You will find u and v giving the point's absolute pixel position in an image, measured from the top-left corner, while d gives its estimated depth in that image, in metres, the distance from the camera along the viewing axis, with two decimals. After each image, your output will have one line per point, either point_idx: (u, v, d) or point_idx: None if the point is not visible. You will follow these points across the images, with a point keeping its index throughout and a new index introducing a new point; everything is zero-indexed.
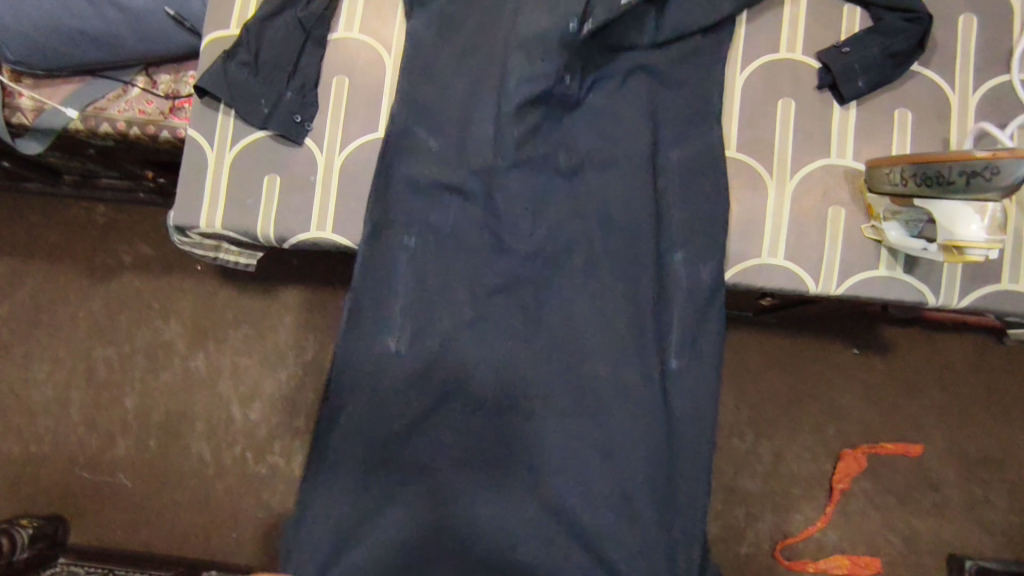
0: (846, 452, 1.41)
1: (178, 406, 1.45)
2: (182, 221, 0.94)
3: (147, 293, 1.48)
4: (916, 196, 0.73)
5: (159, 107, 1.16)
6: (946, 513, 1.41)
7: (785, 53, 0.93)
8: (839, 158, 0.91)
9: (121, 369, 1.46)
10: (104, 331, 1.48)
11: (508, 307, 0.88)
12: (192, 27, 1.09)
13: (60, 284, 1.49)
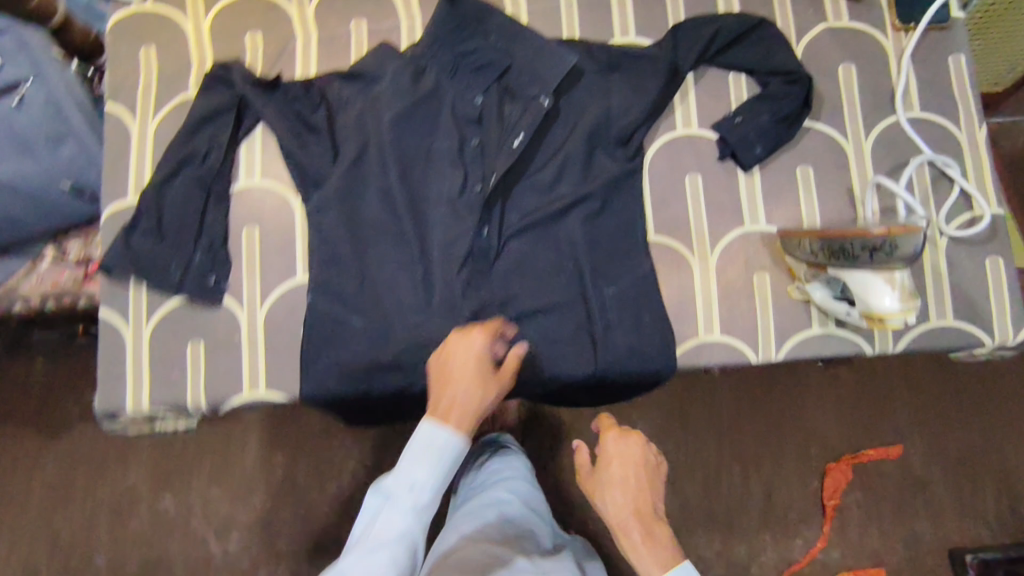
0: (832, 465, 1.35)
1: (150, 556, 1.27)
2: (107, 407, 0.90)
3: (104, 444, 1.30)
4: (829, 269, 0.75)
5: (73, 276, 1.12)
6: (940, 511, 1.34)
7: (682, 129, 0.95)
8: (752, 224, 0.92)
9: (85, 528, 1.28)
10: (59, 493, 1.29)
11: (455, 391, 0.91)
12: (93, 195, 1.03)
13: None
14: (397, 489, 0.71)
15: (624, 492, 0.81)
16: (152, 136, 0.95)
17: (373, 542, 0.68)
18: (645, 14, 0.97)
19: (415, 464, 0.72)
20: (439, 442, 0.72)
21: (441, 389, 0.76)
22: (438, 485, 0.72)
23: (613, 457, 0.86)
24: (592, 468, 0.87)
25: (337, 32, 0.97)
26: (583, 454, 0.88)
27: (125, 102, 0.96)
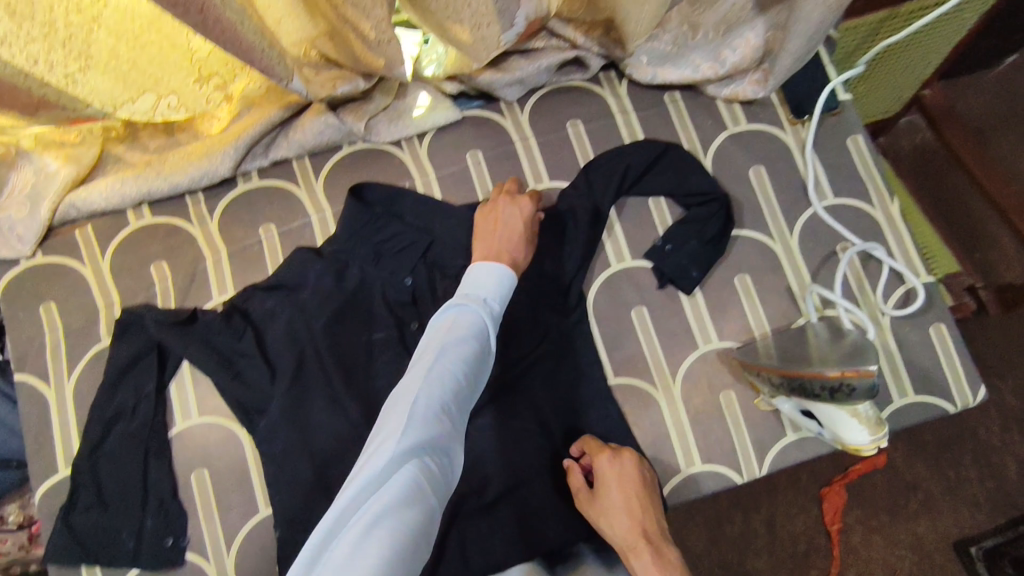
0: (826, 490, 1.25)
1: None
2: None
3: None
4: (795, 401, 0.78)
5: (17, 542, 1.02)
6: (935, 506, 1.25)
7: (616, 265, 0.95)
8: (706, 344, 0.92)
9: None
10: None
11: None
12: (19, 464, 0.96)
13: None
14: (470, 300, 0.75)
15: (629, 533, 0.76)
16: (72, 398, 0.89)
17: (446, 344, 0.69)
18: (551, 158, 0.98)
19: (481, 287, 0.78)
20: (495, 271, 0.79)
21: (493, 229, 0.86)
22: (497, 311, 0.77)
23: (603, 472, 0.80)
24: (590, 494, 0.81)
25: (247, 242, 0.95)
26: (576, 473, 0.83)
27: (36, 367, 0.90)
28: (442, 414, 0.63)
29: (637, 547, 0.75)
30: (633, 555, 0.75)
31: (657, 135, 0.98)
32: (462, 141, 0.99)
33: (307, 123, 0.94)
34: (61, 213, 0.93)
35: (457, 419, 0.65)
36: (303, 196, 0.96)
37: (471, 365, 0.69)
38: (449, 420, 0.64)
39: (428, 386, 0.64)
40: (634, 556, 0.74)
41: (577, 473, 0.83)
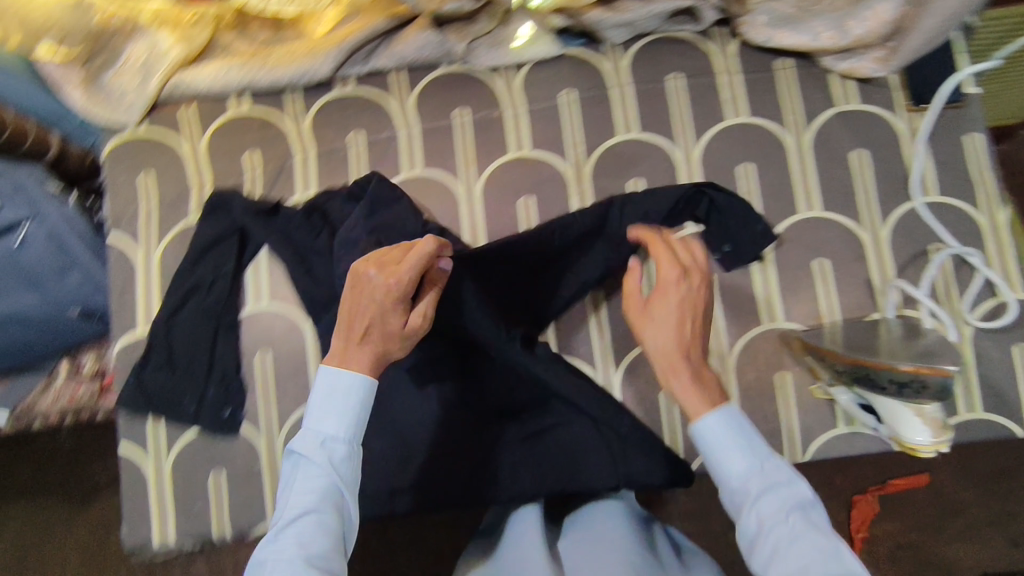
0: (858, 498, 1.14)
1: None
2: (134, 541, 0.91)
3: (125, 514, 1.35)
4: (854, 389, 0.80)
5: (90, 391, 1.11)
6: None
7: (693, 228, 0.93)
8: (770, 322, 0.90)
9: None
10: (92, 563, 1.35)
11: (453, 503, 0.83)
12: (103, 317, 1.03)
13: (38, 525, 1.37)
14: (314, 448, 0.66)
15: (676, 347, 0.72)
16: (157, 266, 0.95)
17: (288, 519, 0.63)
18: (646, 108, 0.95)
19: (324, 418, 0.68)
20: (354, 383, 0.68)
21: (353, 321, 0.71)
22: (349, 437, 0.68)
23: (659, 279, 0.75)
24: (643, 304, 0.75)
25: (335, 145, 0.97)
26: (630, 275, 0.78)
27: (128, 230, 0.96)
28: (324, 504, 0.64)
29: (679, 366, 0.71)
30: (679, 375, 0.71)
31: (760, 99, 0.94)
32: (558, 77, 0.97)
33: (411, 37, 0.96)
34: (169, 89, 0.98)
35: (347, 504, 0.66)
36: (394, 108, 0.98)
37: (330, 486, 0.65)
38: (331, 504, 0.65)
39: None
40: (673, 373, 0.71)
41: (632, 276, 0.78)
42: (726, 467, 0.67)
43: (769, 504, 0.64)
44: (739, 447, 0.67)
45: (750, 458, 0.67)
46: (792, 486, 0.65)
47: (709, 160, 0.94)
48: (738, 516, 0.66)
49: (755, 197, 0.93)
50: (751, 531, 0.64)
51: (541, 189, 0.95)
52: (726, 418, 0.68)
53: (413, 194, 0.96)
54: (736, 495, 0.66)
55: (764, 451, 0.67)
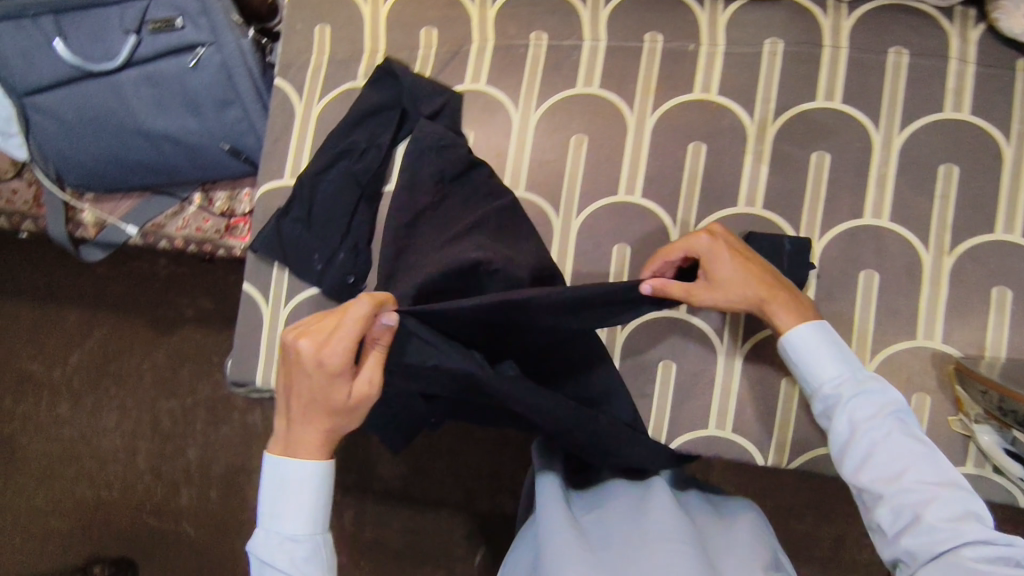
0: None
1: (238, 460, 1.41)
2: (238, 376, 0.95)
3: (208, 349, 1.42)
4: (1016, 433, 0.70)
5: (216, 226, 1.14)
6: None
7: (870, 219, 0.85)
8: (926, 340, 0.83)
9: (185, 421, 1.43)
10: (169, 385, 1.44)
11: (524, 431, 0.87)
12: (247, 159, 1.04)
13: (127, 337, 1.46)
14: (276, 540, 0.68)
15: (773, 288, 0.77)
16: (315, 121, 0.95)
17: None
18: (857, 78, 0.87)
19: (284, 504, 0.69)
20: (302, 477, 0.68)
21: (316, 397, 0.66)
22: (311, 531, 0.69)
23: (716, 248, 0.78)
24: (715, 271, 0.78)
25: (516, 41, 0.93)
26: (685, 246, 0.79)
27: (295, 78, 0.96)
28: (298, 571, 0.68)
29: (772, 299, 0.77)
30: (773, 305, 0.77)
31: (988, 100, 0.85)
32: (769, 23, 0.89)
33: None
34: None
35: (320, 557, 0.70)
36: (586, 16, 0.92)
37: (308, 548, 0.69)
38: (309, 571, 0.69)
39: None
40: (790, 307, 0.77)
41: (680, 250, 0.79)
42: (818, 375, 0.75)
43: (861, 408, 0.73)
44: (829, 356, 0.75)
45: (842, 366, 0.75)
46: (884, 394, 0.73)
47: (910, 152, 0.85)
48: (832, 419, 0.74)
49: (949, 204, 0.84)
50: (844, 436, 0.73)
51: (717, 138, 0.89)
52: (818, 330, 0.76)
53: (581, 111, 0.91)
54: (829, 398, 0.75)
55: (855, 361, 0.75)
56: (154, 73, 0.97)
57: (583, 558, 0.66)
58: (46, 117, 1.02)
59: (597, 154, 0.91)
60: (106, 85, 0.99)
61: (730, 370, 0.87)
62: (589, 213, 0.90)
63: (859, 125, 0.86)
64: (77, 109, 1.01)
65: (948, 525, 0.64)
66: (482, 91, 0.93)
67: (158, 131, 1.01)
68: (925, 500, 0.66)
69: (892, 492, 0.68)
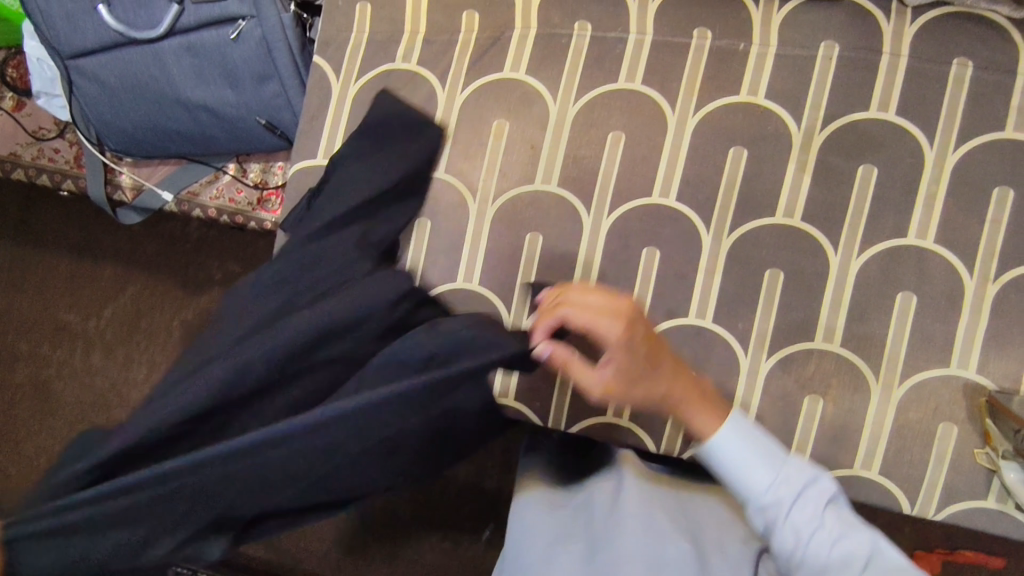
0: (919, 552, 1.04)
1: None
2: None
3: None
4: None
5: (248, 199, 1.16)
6: None
7: (914, 240, 0.82)
8: (960, 369, 0.81)
9: None
10: None
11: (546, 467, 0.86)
12: (282, 135, 1.04)
13: (160, 296, 1.49)
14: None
15: (682, 388, 0.74)
16: (351, 102, 0.94)
17: None
18: (915, 90, 0.83)
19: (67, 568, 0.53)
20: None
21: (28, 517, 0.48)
22: None
23: (617, 346, 0.70)
24: (616, 360, 0.70)
25: (560, 31, 0.90)
26: (589, 320, 0.70)
27: (333, 57, 0.95)
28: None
29: (652, 394, 0.72)
30: (686, 408, 0.74)
31: None
32: (825, 26, 0.85)
33: None
34: None
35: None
36: (633, 8, 0.89)
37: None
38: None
39: None
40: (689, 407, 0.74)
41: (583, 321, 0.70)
42: (747, 483, 0.70)
43: (801, 516, 0.67)
44: (759, 458, 0.71)
45: (774, 472, 0.70)
46: (827, 502, 0.68)
47: (964, 172, 0.82)
48: (767, 521, 0.69)
49: (1001, 230, 0.81)
50: (785, 546, 0.67)
51: (759, 145, 0.86)
52: (738, 430, 0.72)
53: (621, 108, 0.89)
54: (767, 506, 0.69)
55: (788, 461, 0.70)
56: (194, 43, 0.97)
57: (571, 559, 0.68)
58: (87, 80, 1.03)
59: (634, 153, 0.89)
60: (147, 52, 0.99)
61: (752, 385, 0.85)
62: (621, 214, 0.88)
63: (913, 140, 0.82)
64: (118, 75, 1.01)
65: None
66: (521, 80, 0.91)
67: (196, 101, 1.01)
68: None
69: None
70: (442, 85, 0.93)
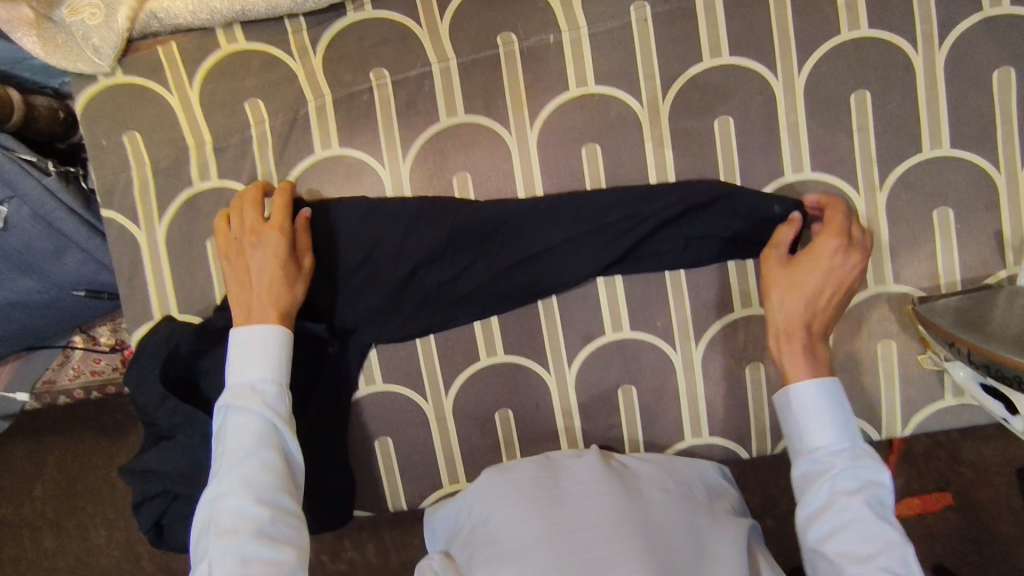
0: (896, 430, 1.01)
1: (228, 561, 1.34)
2: (176, 547, 0.84)
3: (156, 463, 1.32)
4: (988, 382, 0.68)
5: (111, 364, 1.03)
6: None
7: (793, 175, 0.77)
8: (877, 286, 0.78)
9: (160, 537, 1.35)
10: None
11: (564, 265, 0.79)
12: (111, 297, 0.91)
13: None
14: (242, 396, 0.68)
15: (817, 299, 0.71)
16: (165, 247, 0.82)
17: None
18: (741, 23, 0.77)
19: (249, 369, 0.70)
20: (265, 340, 0.70)
21: (241, 278, 0.75)
22: None
23: (858, 256, 0.72)
24: (844, 251, 0.71)
25: (356, 87, 0.80)
26: (862, 240, 0.73)
27: (124, 204, 0.82)
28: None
29: (824, 355, 0.71)
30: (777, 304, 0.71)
31: (886, 6, 0.76)
32: None
33: None
34: (141, 23, 0.79)
35: (289, 505, 0.66)
36: (425, 36, 0.79)
37: (265, 482, 0.65)
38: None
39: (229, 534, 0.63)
40: (787, 346, 0.70)
41: (841, 219, 0.73)
42: (814, 437, 0.66)
43: (845, 481, 0.64)
44: (835, 420, 0.66)
45: (844, 434, 0.66)
46: (874, 471, 0.64)
47: (816, 90, 0.77)
48: (806, 482, 0.66)
49: (871, 134, 0.77)
50: (817, 500, 0.64)
51: (609, 134, 0.79)
52: (820, 400, 0.67)
53: (454, 146, 0.80)
54: (818, 464, 0.66)
55: (858, 433, 0.66)
56: None
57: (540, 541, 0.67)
58: None
59: (485, 188, 0.80)
60: None
61: (691, 376, 0.81)
62: None
63: (756, 76, 0.77)
64: None
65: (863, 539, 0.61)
66: (338, 154, 0.80)
67: None
68: (872, 561, 0.59)
69: (857, 567, 0.59)
70: None
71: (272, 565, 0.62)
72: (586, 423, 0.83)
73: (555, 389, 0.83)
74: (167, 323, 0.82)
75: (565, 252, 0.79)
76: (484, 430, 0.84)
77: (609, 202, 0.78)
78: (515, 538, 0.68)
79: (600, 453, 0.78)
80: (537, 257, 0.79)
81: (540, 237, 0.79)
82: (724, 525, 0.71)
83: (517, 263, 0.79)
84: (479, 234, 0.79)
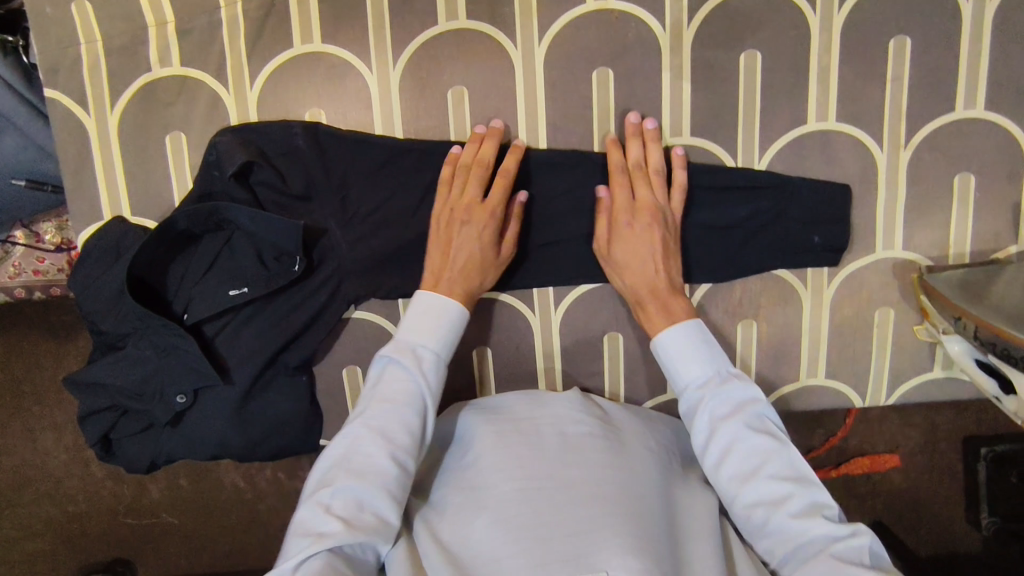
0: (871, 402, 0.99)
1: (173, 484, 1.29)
2: (127, 467, 0.78)
3: None
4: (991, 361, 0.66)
5: (57, 264, 0.94)
6: None
7: (816, 124, 0.72)
8: (885, 250, 0.74)
9: None
10: None
11: (571, 232, 0.74)
12: (54, 188, 0.82)
13: None
14: (404, 354, 0.65)
15: (652, 257, 0.69)
16: (117, 138, 0.73)
17: None
18: None
19: (418, 329, 0.67)
20: (447, 314, 0.67)
21: (444, 252, 0.70)
22: None
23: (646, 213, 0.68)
24: (633, 213, 0.69)
25: None
26: (646, 199, 0.68)
27: (71, 86, 0.72)
28: (324, 545, 0.55)
29: (682, 311, 0.67)
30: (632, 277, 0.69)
31: None
32: None
33: None
34: None
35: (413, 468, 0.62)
36: None
37: (405, 442, 0.61)
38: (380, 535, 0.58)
39: (343, 484, 0.58)
40: (645, 315, 0.68)
41: (638, 185, 0.69)
42: (682, 375, 0.65)
43: (722, 408, 0.62)
44: (698, 352, 0.64)
45: (709, 362, 0.64)
46: (745, 389, 0.63)
47: (854, 31, 0.70)
48: (688, 418, 0.64)
49: (904, 87, 0.71)
50: (702, 432, 0.62)
51: (624, 59, 0.71)
52: (681, 337, 0.65)
53: (453, 55, 0.71)
54: (689, 403, 0.64)
55: (722, 355, 0.65)
56: None
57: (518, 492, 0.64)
58: None
59: (483, 108, 0.72)
60: None
61: None
62: None
63: (793, 9, 0.70)
64: None
65: (755, 463, 0.60)
66: (320, 52, 0.71)
67: None
68: (759, 476, 0.59)
69: (748, 483, 0.59)
70: (224, 87, 0.72)
71: (384, 519, 0.58)
72: (567, 367, 0.80)
73: (538, 331, 0.78)
74: (118, 224, 0.74)
75: (578, 216, 0.74)
76: (459, 367, 0.79)
77: (621, 148, 0.73)
78: (499, 489, 0.65)
79: (578, 396, 0.76)
80: (547, 217, 0.74)
81: (557, 197, 0.73)
82: (701, 497, 0.70)
83: (526, 223, 0.74)
84: (510, 185, 0.73)
